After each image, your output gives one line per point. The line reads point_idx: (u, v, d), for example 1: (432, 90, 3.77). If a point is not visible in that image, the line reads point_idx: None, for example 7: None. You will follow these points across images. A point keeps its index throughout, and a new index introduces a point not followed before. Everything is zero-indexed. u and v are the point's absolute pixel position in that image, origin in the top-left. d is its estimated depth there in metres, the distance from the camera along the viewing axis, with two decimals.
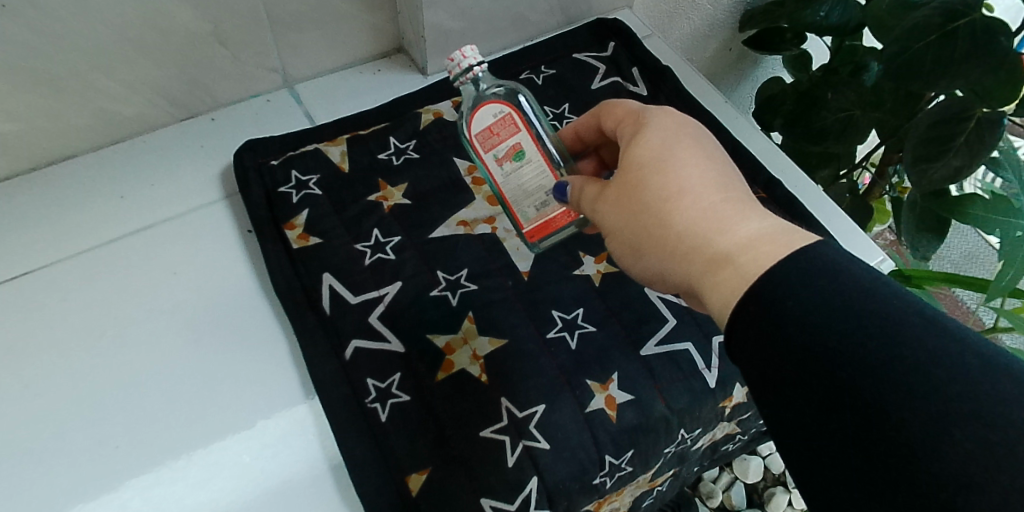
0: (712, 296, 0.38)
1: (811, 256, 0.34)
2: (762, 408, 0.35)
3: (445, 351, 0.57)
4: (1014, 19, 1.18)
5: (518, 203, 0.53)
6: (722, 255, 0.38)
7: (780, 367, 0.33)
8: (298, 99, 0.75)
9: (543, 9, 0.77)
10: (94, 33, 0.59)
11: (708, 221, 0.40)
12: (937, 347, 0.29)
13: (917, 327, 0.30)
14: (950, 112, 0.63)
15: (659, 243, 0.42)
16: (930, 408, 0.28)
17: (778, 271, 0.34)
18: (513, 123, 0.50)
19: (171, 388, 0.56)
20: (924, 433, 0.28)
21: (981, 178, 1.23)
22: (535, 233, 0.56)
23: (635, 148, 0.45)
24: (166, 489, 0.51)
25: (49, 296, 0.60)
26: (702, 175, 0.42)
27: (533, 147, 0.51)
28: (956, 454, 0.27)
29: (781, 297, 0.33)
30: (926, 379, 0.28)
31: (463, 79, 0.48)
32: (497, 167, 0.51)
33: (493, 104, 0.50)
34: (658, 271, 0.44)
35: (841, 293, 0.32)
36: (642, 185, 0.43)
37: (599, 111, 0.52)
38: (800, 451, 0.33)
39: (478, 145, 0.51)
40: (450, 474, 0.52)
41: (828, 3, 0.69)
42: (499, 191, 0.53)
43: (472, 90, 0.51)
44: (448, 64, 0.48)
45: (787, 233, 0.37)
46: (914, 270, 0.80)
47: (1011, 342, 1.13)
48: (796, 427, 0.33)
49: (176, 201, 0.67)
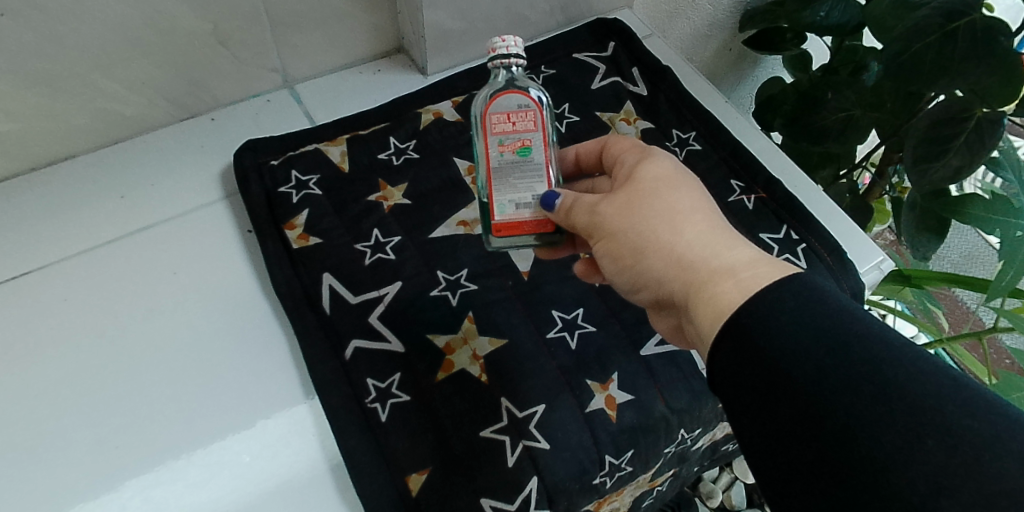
0: (705, 308, 0.38)
1: (804, 278, 0.36)
2: (739, 426, 0.36)
3: (445, 351, 0.57)
4: (1014, 19, 1.18)
5: (501, 193, 0.48)
6: (725, 269, 0.39)
7: (764, 381, 0.33)
8: (299, 99, 0.75)
9: (543, 9, 0.77)
10: (95, 33, 0.59)
11: (711, 239, 0.41)
12: (913, 366, 0.31)
13: (895, 348, 0.32)
14: (950, 112, 0.63)
15: (656, 254, 0.42)
16: (905, 419, 0.29)
17: (773, 292, 0.35)
18: (532, 119, 0.47)
19: (169, 389, 0.56)
20: (897, 442, 0.29)
21: (981, 178, 1.23)
22: (502, 229, 0.49)
23: (647, 166, 0.45)
24: (166, 489, 0.51)
25: (49, 296, 0.60)
26: (702, 200, 0.44)
27: (541, 151, 0.48)
28: (928, 461, 0.28)
29: (777, 310, 0.34)
30: (903, 393, 0.30)
31: (501, 62, 0.46)
32: (497, 154, 0.47)
33: (521, 93, 0.47)
34: (647, 284, 0.44)
35: (831, 316, 0.33)
36: (652, 198, 0.43)
37: (607, 141, 0.51)
38: (776, 466, 0.34)
39: (488, 125, 0.47)
40: (450, 474, 0.52)
41: (828, 3, 0.69)
42: (487, 178, 0.48)
43: (505, 76, 0.48)
44: (495, 43, 0.46)
45: (780, 260, 0.39)
46: (914, 270, 0.80)
47: (1011, 341, 1.13)
48: (774, 441, 0.33)
49: (176, 201, 0.67)
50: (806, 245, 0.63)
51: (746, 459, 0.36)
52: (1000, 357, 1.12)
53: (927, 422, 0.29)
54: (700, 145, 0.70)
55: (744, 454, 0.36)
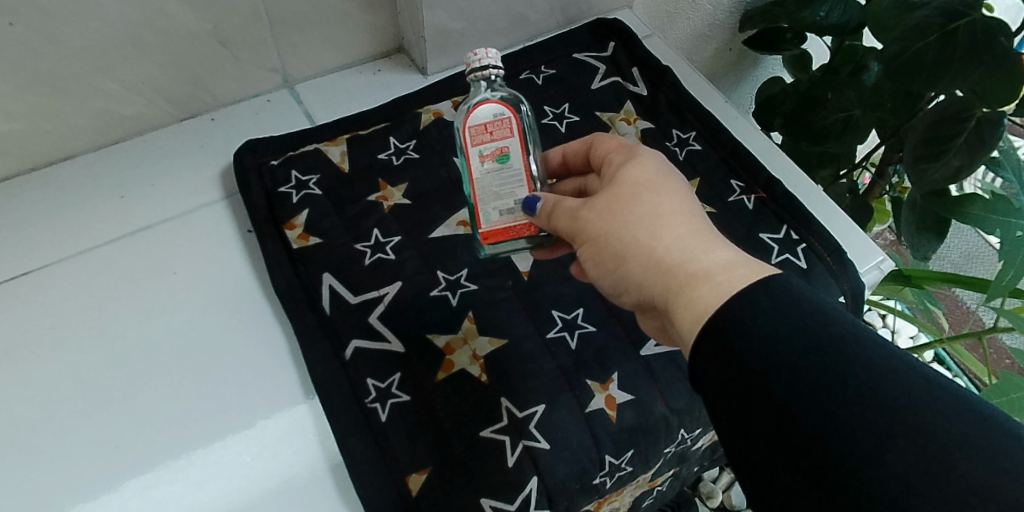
0: (684, 312, 0.38)
1: (781, 282, 0.36)
2: (719, 430, 0.36)
3: (445, 351, 0.57)
4: (1013, 19, 1.18)
5: (485, 202, 0.48)
6: (702, 273, 0.39)
7: (739, 384, 0.33)
8: (299, 99, 0.75)
9: (544, 9, 0.77)
10: (95, 34, 0.59)
11: (690, 242, 0.41)
12: (884, 367, 0.31)
13: (867, 350, 0.32)
14: (950, 112, 0.63)
15: (637, 258, 0.42)
16: (877, 419, 0.29)
17: (747, 297, 0.35)
18: (509, 126, 0.47)
19: (169, 387, 0.56)
20: (869, 442, 0.29)
21: (981, 178, 1.23)
22: (490, 237, 0.50)
23: (630, 169, 0.45)
24: (166, 489, 0.51)
25: (51, 295, 0.60)
26: (686, 202, 0.44)
27: (521, 157, 0.48)
28: (898, 461, 0.28)
29: (755, 311, 0.34)
30: (875, 395, 0.30)
31: (477, 74, 0.47)
32: (478, 164, 0.47)
33: (498, 103, 0.47)
34: (629, 287, 0.44)
35: (804, 318, 0.33)
36: (633, 202, 0.43)
37: (593, 141, 0.51)
38: (755, 468, 0.33)
39: (467, 136, 0.47)
40: (449, 474, 0.51)
41: (828, 3, 0.69)
42: (471, 190, 0.48)
43: (484, 87, 0.48)
44: (469, 56, 0.46)
45: (759, 262, 0.38)
46: (914, 270, 0.80)
47: (1011, 341, 1.13)
48: (752, 445, 0.33)
49: (177, 200, 0.67)
50: (806, 245, 0.63)
51: (727, 459, 0.36)
52: (1001, 357, 1.12)
53: (902, 420, 0.29)
54: (701, 146, 0.70)
55: (725, 454, 0.36)
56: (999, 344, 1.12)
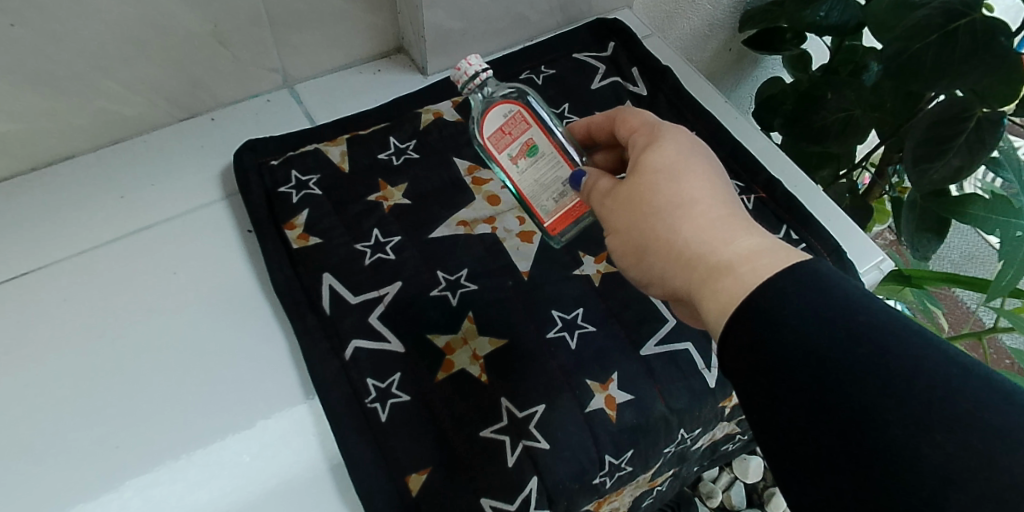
0: (708, 303, 0.39)
1: (809, 268, 0.35)
2: (751, 419, 0.36)
3: (445, 351, 0.57)
4: (1014, 20, 1.18)
5: (537, 198, 0.51)
6: (724, 265, 0.39)
7: (769, 377, 0.33)
8: (299, 100, 0.75)
9: (543, 9, 0.77)
10: (95, 34, 0.59)
11: (713, 230, 0.41)
12: (919, 356, 0.30)
13: (900, 339, 0.31)
14: (950, 112, 0.63)
15: (659, 249, 0.43)
16: (911, 411, 0.29)
17: (772, 286, 0.35)
18: (523, 120, 0.51)
19: (169, 386, 0.56)
20: (904, 434, 0.29)
21: (981, 178, 1.23)
22: (555, 225, 0.53)
23: (651, 155, 0.45)
24: (166, 489, 0.51)
25: (51, 295, 0.60)
26: (709, 188, 0.43)
27: (546, 140, 0.51)
28: (935, 454, 0.28)
29: (785, 297, 0.34)
30: (908, 385, 0.30)
31: (471, 87, 0.49)
32: (513, 166, 0.51)
33: (502, 105, 0.51)
34: (655, 277, 0.45)
35: (832, 306, 0.33)
36: (653, 191, 0.44)
37: (615, 115, 0.52)
38: (787, 457, 0.34)
39: (491, 147, 0.51)
40: (450, 474, 0.52)
41: (828, 3, 0.69)
42: (516, 189, 0.52)
43: (480, 98, 0.52)
44: (456, 73, 0.49)
45: (785, 249, 0.38)
46: (914, 270, 0.80)
47: (1011, 342, 1.13)
48: (783, 435, 0.33)
49: (177, 200, 0.67)
50: (806, 245, 0.63)
51: (759, 447, 0.36)
52: (1000, 357, 1.12)
53: (937, 413, 0.29)
54: None
55: (755, 442, 0.36)
56: (998, 345, 1.12)
